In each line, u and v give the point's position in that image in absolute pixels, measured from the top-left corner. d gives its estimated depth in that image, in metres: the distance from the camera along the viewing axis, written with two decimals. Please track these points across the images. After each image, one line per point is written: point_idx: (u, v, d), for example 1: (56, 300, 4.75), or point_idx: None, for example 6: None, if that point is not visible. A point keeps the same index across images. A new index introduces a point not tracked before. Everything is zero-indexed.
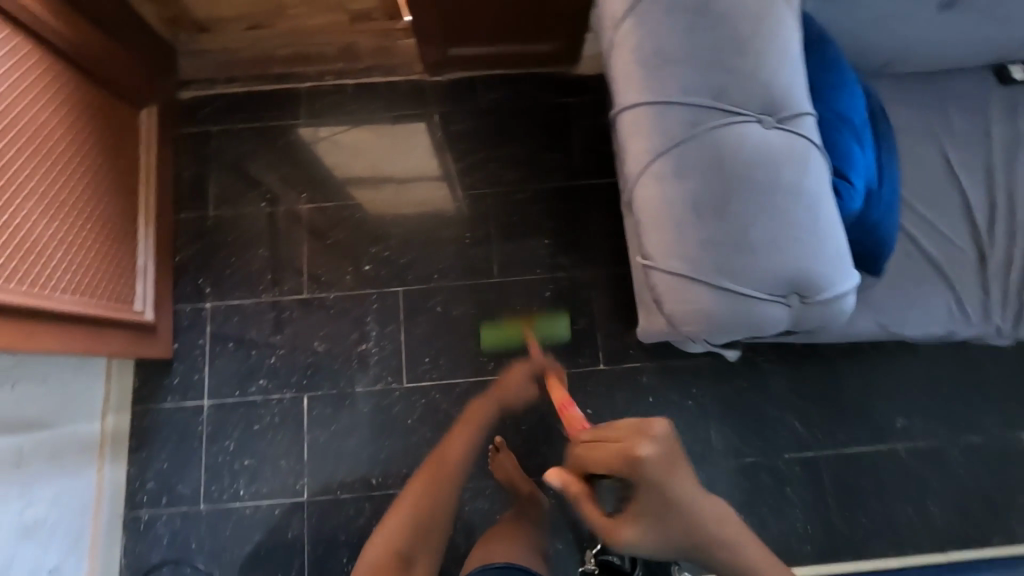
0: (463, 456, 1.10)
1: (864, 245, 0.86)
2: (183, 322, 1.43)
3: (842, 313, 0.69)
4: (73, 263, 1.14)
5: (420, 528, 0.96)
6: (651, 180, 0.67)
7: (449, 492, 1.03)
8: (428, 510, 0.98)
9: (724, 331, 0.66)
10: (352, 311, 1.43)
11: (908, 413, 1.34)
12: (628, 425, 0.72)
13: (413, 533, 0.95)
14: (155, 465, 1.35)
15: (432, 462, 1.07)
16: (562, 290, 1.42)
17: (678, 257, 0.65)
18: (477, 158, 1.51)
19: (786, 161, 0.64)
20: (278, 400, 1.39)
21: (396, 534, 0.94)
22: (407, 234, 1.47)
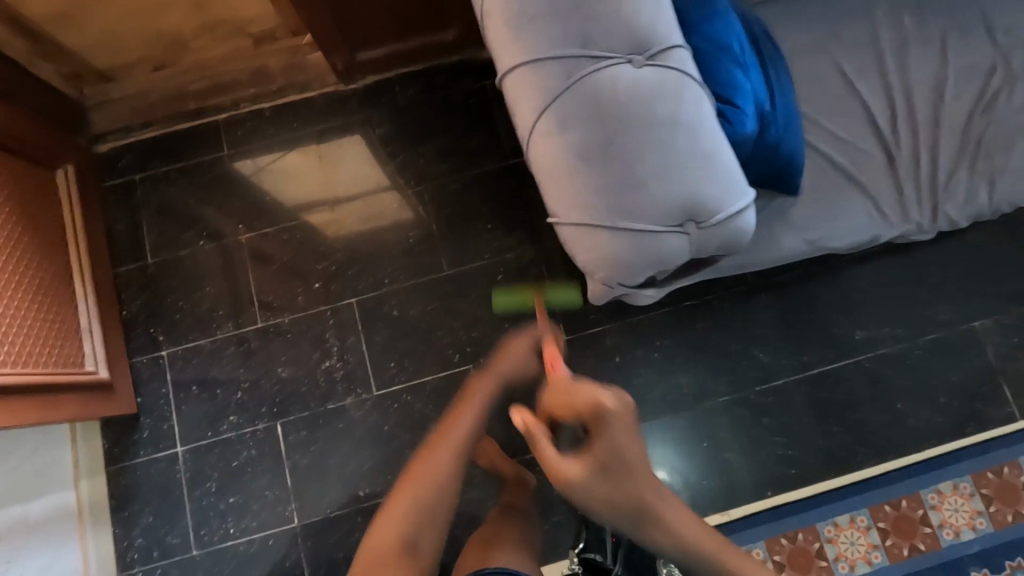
0: (463, 438, 0.81)
1: (773, 166, 0.89)
2: (143, 374, 1.41)
3: (748, 231, 0.70)
4: (11, 333, 1.11)
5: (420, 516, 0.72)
6: (540, 140, 0.68)
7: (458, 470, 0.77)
8: (429, 494, 0.74)
9: (635, 271, 0.67)
10: (310, 331, 1.43)
11: (865, 323, 1.38)
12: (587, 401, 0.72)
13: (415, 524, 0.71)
14: (141, 521, 1.33)
15: (425, 452, 0.79)
16: (512, 271, 1.43)
17: (577, 207, 0.66)
18: (407, 158, 1.51)
19: (661, 94, 0.65)
20: (252, 432, 1.38)
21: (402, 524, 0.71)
22: (351, 245, 1.47)
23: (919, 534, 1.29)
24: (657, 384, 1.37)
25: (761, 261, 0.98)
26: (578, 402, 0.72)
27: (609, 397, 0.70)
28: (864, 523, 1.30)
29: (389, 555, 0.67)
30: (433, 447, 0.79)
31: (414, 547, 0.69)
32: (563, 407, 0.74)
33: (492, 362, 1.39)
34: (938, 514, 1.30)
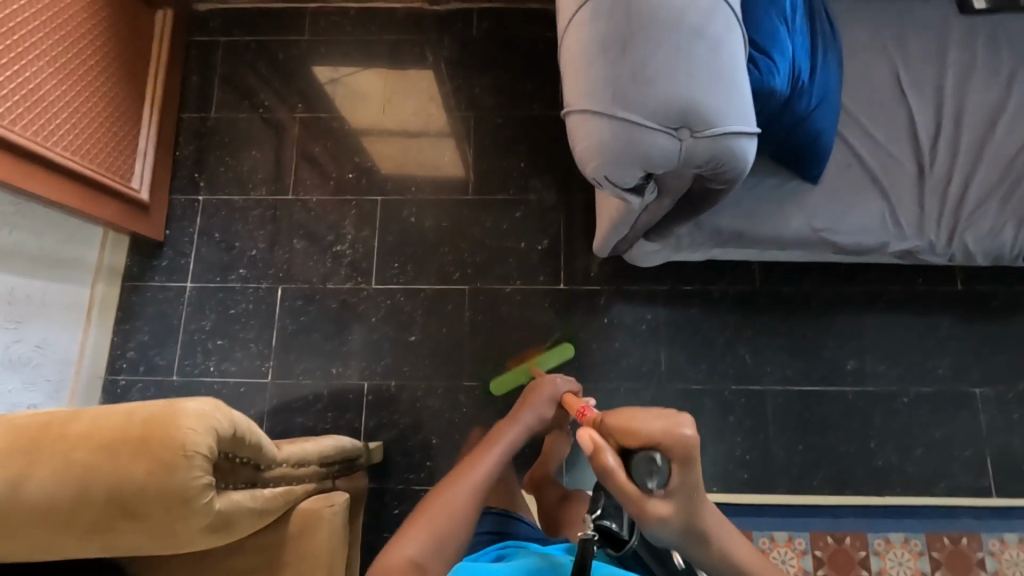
0: (484, 474, 0.83)
1: (794, 139, 0.91)
2: (176, 212, 1.52)
3: (743, 159, 0.71)
4: (78, 129, 1.25)
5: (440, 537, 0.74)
6: (572, 30, 0.72)
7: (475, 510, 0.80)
8: (451, 518, 0.76)
9: (625, 169, 0.71)
10: (331, 215, 1.51)
11: (860, 355, 1.36)
12: (659, 418, 0.58)
13: (432, 540, 0.74)
14: (138, 337, 1.45)
15: (444, 483, 0.82)
16: (531, 211, 1.48)
17: (585, 94, 0.70)
18: (465, 84, 1.58)
19: (692, 5, 0.68)
20: (255, 288, 1.47)
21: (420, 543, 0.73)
22: (392, 149, 1.55)
23: (854, 574, 1.26)
24: (635, 354, 1.39)
25: (763, 236, 1.00)
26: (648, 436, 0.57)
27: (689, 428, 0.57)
28: (801, 545, 1.28)
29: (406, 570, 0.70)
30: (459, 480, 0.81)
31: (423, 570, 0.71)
32: (629, 441, 0.59)
33: (487, 289, 1.45)
34: (879, 561, 1.26)
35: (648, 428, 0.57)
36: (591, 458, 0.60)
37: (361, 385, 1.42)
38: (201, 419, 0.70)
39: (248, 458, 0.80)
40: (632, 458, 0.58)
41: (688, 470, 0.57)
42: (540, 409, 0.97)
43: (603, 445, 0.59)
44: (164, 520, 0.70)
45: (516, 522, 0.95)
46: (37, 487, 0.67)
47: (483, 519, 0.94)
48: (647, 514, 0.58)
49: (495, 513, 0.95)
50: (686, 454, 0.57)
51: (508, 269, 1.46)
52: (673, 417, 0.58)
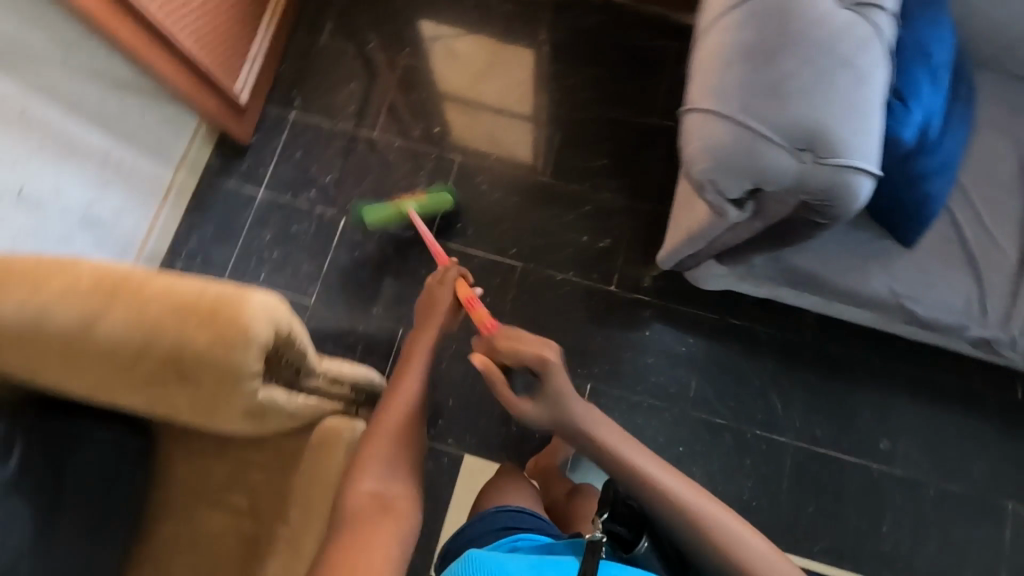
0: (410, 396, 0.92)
1: (904, 198, 0.88)
2: (266, 123, 1.57)
3: (858, 199, 0.69)
4: (205, 19, 1.30)
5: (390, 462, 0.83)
6: (716, 32, 0.72)
7: (412, 420, 0.90)
8: (394, 442, 0.85)
9: (732, 177, 0.69)
10: (408, 162, 1.54)
11: (895, 436, 1.32)
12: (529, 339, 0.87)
13: (385, 466, 0.82)
14: (202, 230, 1.51)
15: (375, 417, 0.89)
16: (600, 207, 1.47)
17: (713, 95, 0.69)
18: (568, 68, 1.58)
19: (846, 34, 0.67)
20: (320, 213, 1.52)
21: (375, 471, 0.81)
22: (482, 115, 1.56)
23: None
24: (668, 373, 1.37)
25: (839, 287, 0.97)
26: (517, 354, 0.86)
27: (549, 351, 0.85)
28: None
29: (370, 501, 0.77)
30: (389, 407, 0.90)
31: (386, 492, 0.79)
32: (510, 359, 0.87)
33: (539, 272, 1.45)
34: None
35: (522, 355, 0.85)
36: (481, 370, 0.90)
37: (395, 331, 1.44)
38: (266, 308, 0.74)
39: (293, 360, 0.83)
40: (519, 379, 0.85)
41: (552, 377, 0.83)
42: (440, 310, 1.05)
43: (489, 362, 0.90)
44: (213, 393, 0.73)
45: (529, 518, 0.92)
46: (108, 330, 0.71)
47: (498, 515, 0.92)
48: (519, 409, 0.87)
49: (508, 510, 0.93)
50: (544, 367, 0.84)
51: (564, 258, 1.45)
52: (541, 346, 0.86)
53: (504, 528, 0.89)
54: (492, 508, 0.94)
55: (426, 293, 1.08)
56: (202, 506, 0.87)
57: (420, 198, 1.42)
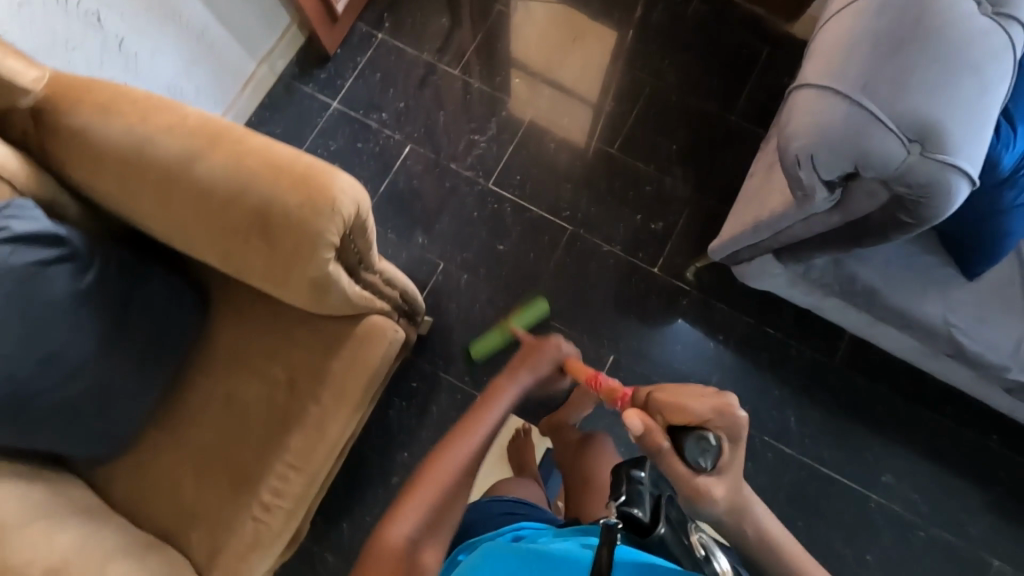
0: (479, 444, 0.77)
1: (984, 227, 0.88)
2: (353, 38, 1.59)
3: (952, 202, 0.70)
4: None
5: (433, 515, 0.72)
6: (848, 13, 0.72)
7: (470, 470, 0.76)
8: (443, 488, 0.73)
9: (836, 155, 0.70)
10: (483, 107, 1.55)
11: (899, 474, 1.33)
12: (702, 397, 0.65)
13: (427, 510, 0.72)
14: (271, 127, 1.53)
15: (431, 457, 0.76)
16: (660, 191, 1.48)
17: (833, 72, 0.70)
18: (658, 50, 1.58)
19: (980, 38, 0.67)
20: (387, 136, 1.53)
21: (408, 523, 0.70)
22: (564, 77, 1.57)
23: None
24: (692, 364, 1.38)
25: (891, 304, 0.98)
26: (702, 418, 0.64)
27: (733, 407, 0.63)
28: None
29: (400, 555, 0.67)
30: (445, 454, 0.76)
31: (419, 547, 0.69)
32: (676, 417, 0.66)
33: (588, 240, 1.46)
34: None
35: (692, 409, 0.65)
36: (641, 433, 0.67)
37: (436, 265, 1.44)
38: (354, 186, 0.76)
39: (360, 249, 0.85)
40: (684, 436, 0.64)
41: (728, 439, 0.63)
42: (539, 368, 0.86)
43: (650, 422, 0.67)
44: (287, 256, 0.75)
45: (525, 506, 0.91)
46: (206, 172, 0.74)
47: (497, 504, 0.90)
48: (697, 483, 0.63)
49: (504, 499, 0.91)
50: (722, 423, 0.63)
51: (615, 231, 1.46)
52: (716, 394, 0.64)
53: (508, 513, 0.87)
54: (486, 498, 0.93)
55: (530, 346, 0.90)
56: (241, 369, 0.90)
57: (519, 312, 1.37)
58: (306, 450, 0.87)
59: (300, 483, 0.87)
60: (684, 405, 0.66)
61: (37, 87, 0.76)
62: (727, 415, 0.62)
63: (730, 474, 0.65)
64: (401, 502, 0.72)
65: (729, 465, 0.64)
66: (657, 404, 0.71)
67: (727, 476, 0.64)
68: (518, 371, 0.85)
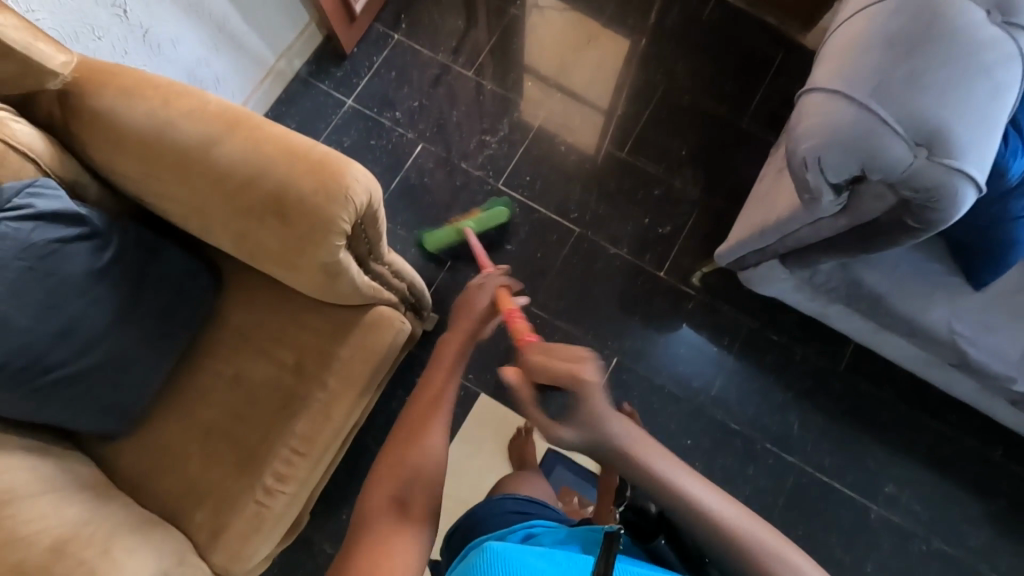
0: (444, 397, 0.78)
1: (993, 235, 0.88)
2: (370, 37, 1.61)
3: (960, 206, 0.70)
4: None
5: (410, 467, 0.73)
6: (859, 19, 0.73)
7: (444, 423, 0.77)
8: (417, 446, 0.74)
9: (843, 157, 0.71)
10: (495, 107, 1.57)
11: (901, 485, 1.32)
12: (559, 352, 0.64)
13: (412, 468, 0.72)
14: (287, 121, 1.55)
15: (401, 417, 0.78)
16: (668, 194, 1.49)
17: (842, 76, 0.71)
18: (670, 56, 1.60)
19: (990, 45, 0.68)
20: (400, 134, 1.55)
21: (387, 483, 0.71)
22: (576, 80, 1.59)
23: None
24: (695, 367, 1.39)
25: (896, 311, 0.98)
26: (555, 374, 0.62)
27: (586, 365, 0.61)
28: None
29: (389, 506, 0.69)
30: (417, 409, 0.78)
31: (409, 500, 0.69)
32: (538, 376, 0.63)
33: (594, 241, 1.47)
34: None
35: (550, 369, 0.62)
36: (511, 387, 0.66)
37: (443, 261, 1.46)
38: (366, 175, 0.77)
39: (370, 239, 0.87)
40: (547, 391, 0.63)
41: (586, 397, 0.60)
42: (473, 310, 0.87)
43: (522, 380, 0.65)
44: (299, 241, 0.77)
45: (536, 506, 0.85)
46: (224, 156, 0.76)
47: (507, 503, 0.84)
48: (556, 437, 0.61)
49: (516, 497, 0.86)
50: (575, 384, 0.60)
51: (622, 233, 1.47)
52: (578, 360, 0.61)
53: (518, 512, 0.82)
54: (497, 496, 0.88)
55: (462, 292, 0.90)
56: (249, 354, 0.91)
57: (476, 215, 1.42)
58: (310, 434, 0.89)
59: (303, 467, 0.88)
60: (543, 365, 0.63)
61: (65, 70, 0.78)
62: (582, 383, 0.60)
63: (594, 427, 0.60)
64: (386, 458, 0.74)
65: (589, 416, 0.60)
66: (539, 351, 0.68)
67: (607, 425, 0.60)
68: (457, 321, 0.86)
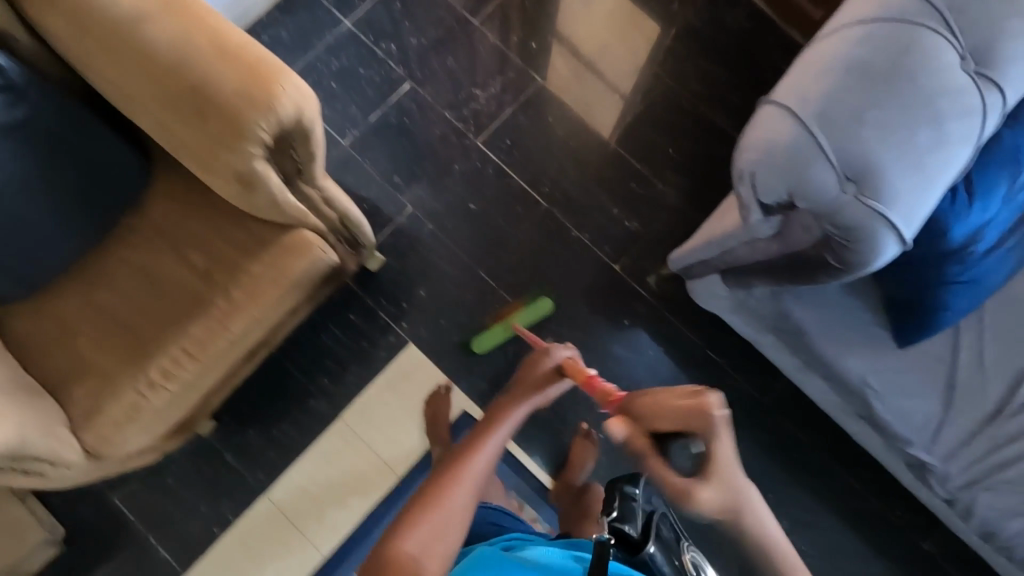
0: (483, 465, 0.66)
1: (925, 296, 0.85)
2: None
3: (876, 254, 0.68)
4: None
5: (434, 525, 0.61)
6: (832, 36, 0.69)
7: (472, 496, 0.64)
8: (443, 514, 0.61)
9: (773, 177, 0.68)
10: (493, 62, 1.51)
11: (797, 525, 1.30)
12: (684, 390, 0.59)
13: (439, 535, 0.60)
14: (279, 29, 1.49)
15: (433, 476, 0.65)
16: (644, 190, 1.45)
17: (796, 92, 0.67)
18: (685, 49, 1.53)
19: (950, 94, 0.65)
20: (390, 68, 1.49)
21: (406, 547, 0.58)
22: (582, 54, 1.53)
23: None
24: (626, 366, 1.37)
25: (816, 350, 0.97)
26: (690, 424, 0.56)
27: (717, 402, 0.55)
28: None
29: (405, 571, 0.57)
30: (454, 473, 0.65)
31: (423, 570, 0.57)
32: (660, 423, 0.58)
33: (559, 220, 1.43)
34: None
35: (671, 415, 0.57)
36: (622, 443, 0.61)
37: (403, 206, 1.42)
38: (299, 90, 0.75)
39: (299, 157, 0.84)
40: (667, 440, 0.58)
41: (720, 441, 0.55)
42: (537, 387, 0.78)
43: (636, 427, 0.60)
44: (214, 139, 0.75)
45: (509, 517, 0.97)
46: (153, 37, 0.73)
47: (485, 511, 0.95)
48: (691, 498, 0.54)
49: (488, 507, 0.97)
50: (707, 430, 0.55)
51: (589, 218, 1.44)
52: (699, 395, 0.55)
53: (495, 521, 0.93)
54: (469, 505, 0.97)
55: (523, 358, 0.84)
56: (162, 248, 0.90)
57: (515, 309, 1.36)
58: (203, 340, 0.88)
59: (191, 371, 0.87)
60: (660, 411, 0.59)
61: None
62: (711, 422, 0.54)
63: (729, 483, 0.56)
64: (411, 511, 0.62)
65: (725, 468, 0.55)
66: (637, 403, 0.64)
67: (735, 484, 0.56)
68: (520, 389, 0.76)
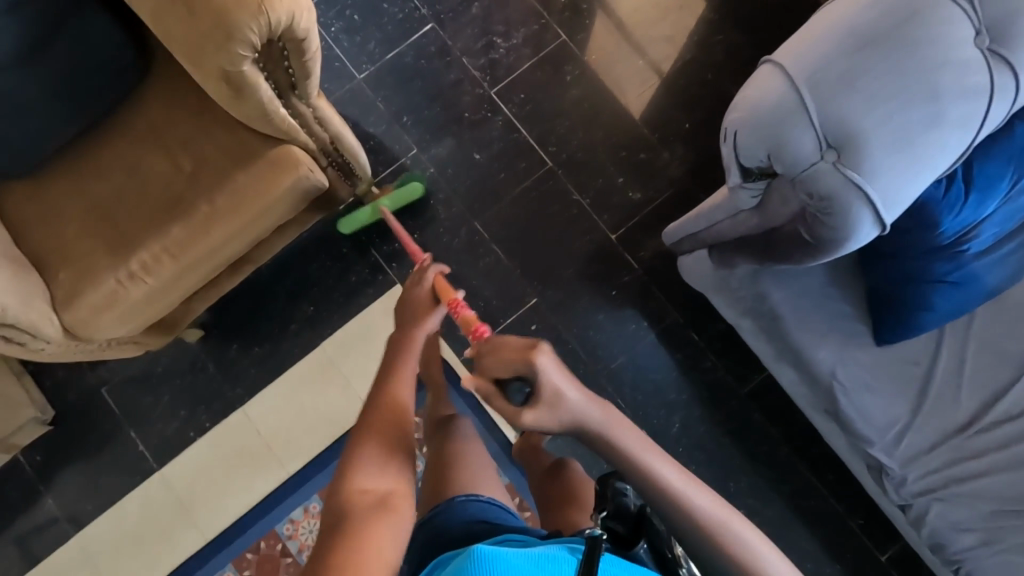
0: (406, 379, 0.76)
1: (907, 292, 0.83)
2: None
3: (850, 229, 0.66)
4: None
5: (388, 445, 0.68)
6: None
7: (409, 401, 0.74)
8: (389, 430, 0.69)
9: (755, 138, 0.66)
10: (519, 12, 1.47)
11: (754, 516, 1.29)
12: (514, 343, 0.62)
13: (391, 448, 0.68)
14: None
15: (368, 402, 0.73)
16: (653, 162, 1.42)
17: (792, 51, 0.64)
18: (718, 22, 1.47)
19: (956, 68, 0.61)
20: (414, 7, 1.47)
21: (373, 462, 0.65)
22: (611, 14, 1.48)
23: None
24: (607, 335, 1.36)
25: (790, 337, 0.95)
26: (511, 364, 0.62)
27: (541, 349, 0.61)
28: None
29: (369, 494, 0.62)
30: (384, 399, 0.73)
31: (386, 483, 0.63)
32: (496, 371, 0.63)
33: (562, 181, 1.41)
34: None
35: (506, 364, 0.62)
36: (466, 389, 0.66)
37: (408, 148, 1.42)
38: None
39: (293, 69, 0.84)
40: (502, 383, 0.64)
41: (548, 377, 0.61)
42: (411, 313, 0.85)
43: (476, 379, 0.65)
44: (205, 35, 0.76)
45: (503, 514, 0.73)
46: None
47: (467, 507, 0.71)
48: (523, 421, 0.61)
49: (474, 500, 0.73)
50: (533, 369, 0.61)
51: (592, 183, 1.41)
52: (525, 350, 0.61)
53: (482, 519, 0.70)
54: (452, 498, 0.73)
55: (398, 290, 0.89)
56: (154, 146, 0.92)
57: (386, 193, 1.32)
58: (183, 239, 0.90)
59: (169, 269, 0.90)
60: (492, 361, 0.63)
61: None
62: (543, 366, 0.60)
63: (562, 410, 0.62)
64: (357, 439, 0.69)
65: (557, 397, 0.61)
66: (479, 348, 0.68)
67: (570, 406, 0.62)
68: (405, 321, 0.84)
